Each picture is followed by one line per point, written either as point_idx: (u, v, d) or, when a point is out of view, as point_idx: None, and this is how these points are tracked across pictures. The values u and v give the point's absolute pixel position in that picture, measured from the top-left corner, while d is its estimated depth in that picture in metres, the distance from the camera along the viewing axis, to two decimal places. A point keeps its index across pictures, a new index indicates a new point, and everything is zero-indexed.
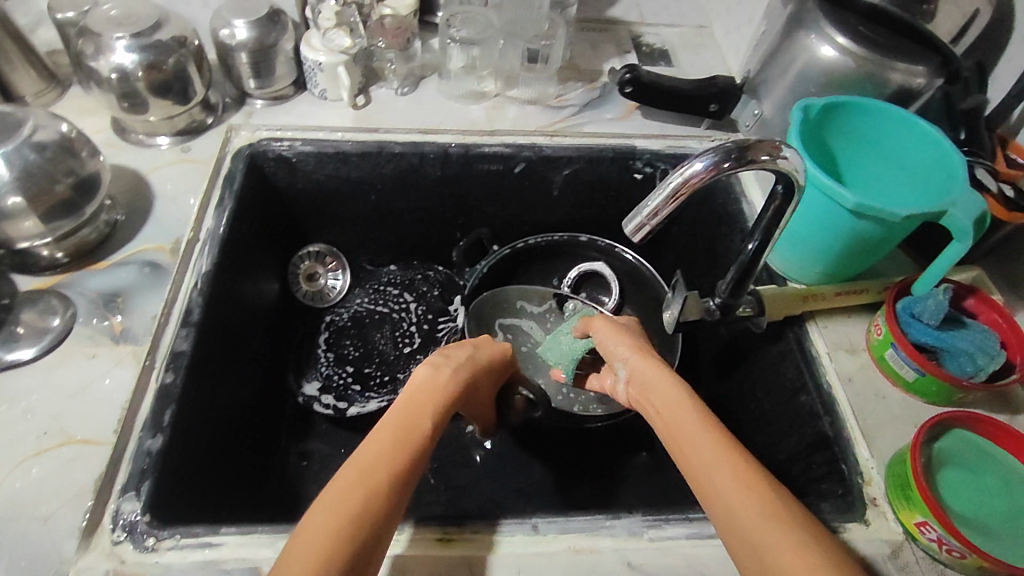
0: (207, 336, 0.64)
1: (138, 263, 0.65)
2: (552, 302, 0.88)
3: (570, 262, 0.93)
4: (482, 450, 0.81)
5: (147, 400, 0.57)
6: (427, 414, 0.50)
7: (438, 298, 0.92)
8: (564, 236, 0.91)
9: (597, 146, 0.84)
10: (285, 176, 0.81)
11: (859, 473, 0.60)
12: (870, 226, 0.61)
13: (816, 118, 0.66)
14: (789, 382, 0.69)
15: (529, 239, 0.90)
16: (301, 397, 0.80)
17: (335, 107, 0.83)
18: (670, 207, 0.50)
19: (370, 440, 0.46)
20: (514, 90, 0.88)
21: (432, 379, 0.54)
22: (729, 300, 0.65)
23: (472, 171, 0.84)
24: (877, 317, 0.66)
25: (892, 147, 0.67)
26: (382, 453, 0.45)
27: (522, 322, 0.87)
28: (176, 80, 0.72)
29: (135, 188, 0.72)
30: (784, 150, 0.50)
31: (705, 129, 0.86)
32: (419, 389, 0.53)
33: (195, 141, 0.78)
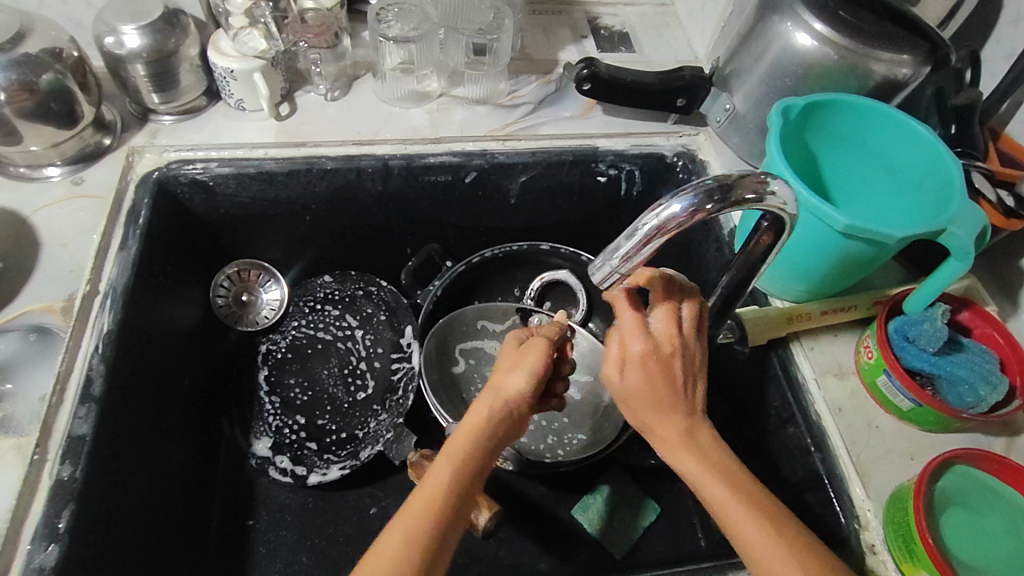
0: (112, 412, 0.55)
1: (21, 329, 0.57)
2: (516, 318, 0.80)
3: (532, 271, 0.84)
4: None
5: (37, 503, 0.49)
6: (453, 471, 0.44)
7: (386, 325, 0.82)
8: (523, 245, 0.82)
9: (556, 149, 0.75)
10: (203, 201, 0.71)
11: (855, 517, 0.55)
12: (862, 246, 0.55)
13: (796, 119, 0.59)
14: (775, 411, 0.64)
15: (486, 252, 0.81)
16: (254, 459, 0.73)
17: (255, 118, 0.72)
18: (644, 251, 0.42)
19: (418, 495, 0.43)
20: (459, 90, 0.78)
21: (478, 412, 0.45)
22: (708, 329, 0.57)
23: (418, 184, 0.75)
24: (866, 337, 0.60)
25: (881, 151, 0.60)
26: (429, 509, 0.42)
27: (484, 345, 0.79)
28: (54, 101, 0.61)
29: (20, 235, 0.61)
30: (770, 185, 0.43)
31: (672, 125, 0.79)
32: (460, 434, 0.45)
33: (90, 170, 0.67)
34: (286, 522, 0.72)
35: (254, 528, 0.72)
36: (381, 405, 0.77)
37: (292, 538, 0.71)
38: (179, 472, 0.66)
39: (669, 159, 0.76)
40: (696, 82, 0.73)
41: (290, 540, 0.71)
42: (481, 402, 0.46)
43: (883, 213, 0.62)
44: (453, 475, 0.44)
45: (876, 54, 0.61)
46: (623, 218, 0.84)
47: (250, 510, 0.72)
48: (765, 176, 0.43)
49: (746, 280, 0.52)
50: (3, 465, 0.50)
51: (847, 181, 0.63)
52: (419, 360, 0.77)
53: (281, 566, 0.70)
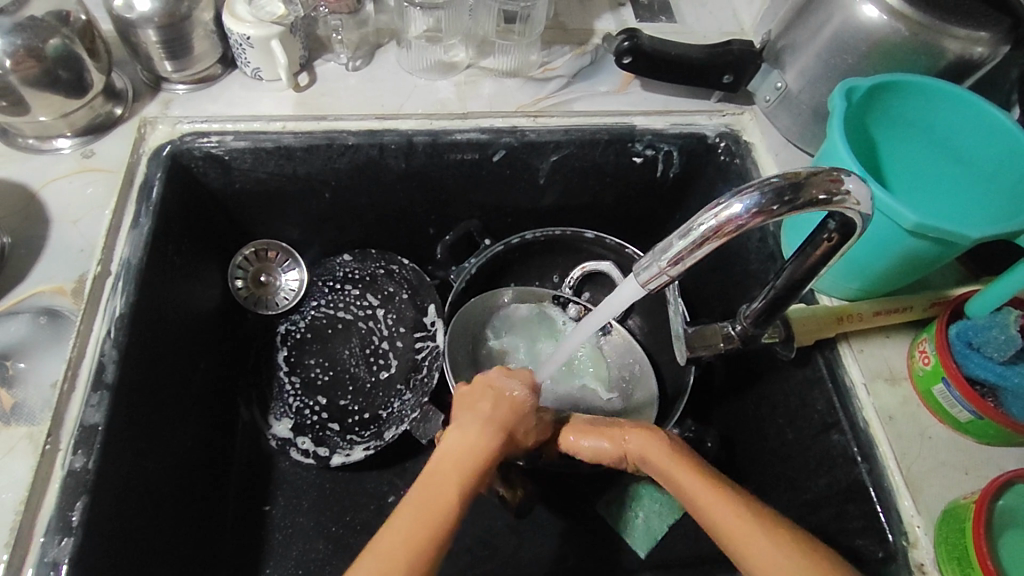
0: (125, 400, 0.53)
1: (31, 311, 0.53)
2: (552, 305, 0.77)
3: (572, 259, 0.80)
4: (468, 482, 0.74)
5: (51, 494, 0.47)
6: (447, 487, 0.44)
7: (408, 304, 0.79)
8: (567, 231, 0.77)
9: (591, 127, 0.71)
10: (218, 175, 0.67)
11: (903, 533, 0.52)
12: (928, 246, 0.50)
13: (859, 102, 0.54)
14: (818, 415, 0.60)
15: (525, 234, 0.76)
16: (275, 440, 0.71)
17: (272, 88, 0.68)
18: (696, 255, 0.39)
19: (415, 515, 0.42)
20: (488, 60, 0.73)
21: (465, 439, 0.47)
22: (753, 330, 0.54)
23: (443, 162, 0.71)
24: (923, 341, 0.56)
25: (947, 139, 0.56)
26: (419, 537, 0.41)
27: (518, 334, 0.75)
28: (63, 68, 0.57)
29: (28, 211, 0.59)
30: (845, 183, 0.38)
31: (715, 103, 0.73)
32: (451, 453, 0.46)
33: (101, 142, 0.64)
34: (303, 508, 0.71)
35: (271, 514, 0.70)
36: (405, 384, 0.75)
37: (310, 525, 0.70)
38: (195, 458, 0.64)
39: (710, 140, 0.71)
40: (744, 56, 0.68)
41: (307, 527, 0.70)
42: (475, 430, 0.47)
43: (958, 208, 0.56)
44: (443, 501, 0.43)
45: (951, 30, 0.55)
46: (656, 202, 0.79)
47: (267, 495, 0.71)
48: (839, 174, 0.38)
49: (794, 289, 0.48)
50: (13, 455, 0.47)
51: (917, 180, 0.58)
52: (444, 339, 0.74)
53: (298, 553, 0.69)
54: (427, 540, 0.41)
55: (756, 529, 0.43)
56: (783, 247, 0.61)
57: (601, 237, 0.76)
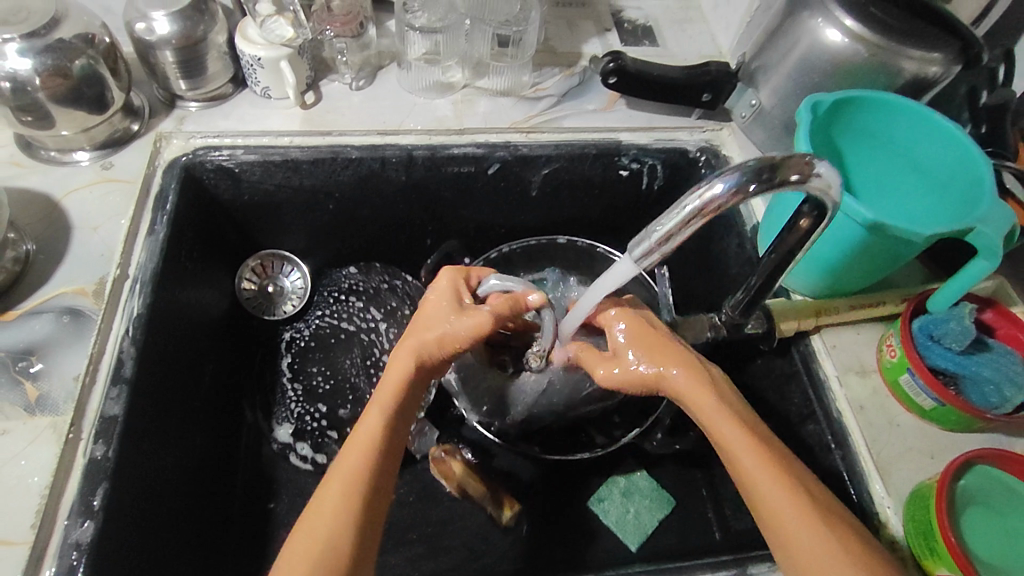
0: (142, 394, 0.56)
1: (55, 311, 0.57)
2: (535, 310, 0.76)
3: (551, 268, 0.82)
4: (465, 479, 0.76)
5: (74, 480, 0.50)
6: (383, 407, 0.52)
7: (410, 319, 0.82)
8: (541, 240, 0.81)
9: (579, 142, 0.75)
10: (228, 187, 0.71)
11: (874, 513, 0.55)
12: (889, 243, 0.55)
13: (824, 115, 0.59)
14: (796, 409, 0.65)
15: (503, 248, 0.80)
16: (276, 445, 0.75)
17: (281, 106, 0.73)
18: (685, 232, 0.43)
19: (353, 442, 0.50)
20: (483, 81, 0.79)
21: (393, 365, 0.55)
22: (737, 319, 0.58)
23: (441, 175, 0.75)
24: (890, 336, 0.60)
25: (907, 148, 0.61)
26: (361, 449, 0.49)
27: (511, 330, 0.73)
28: (87, 86, 0.61)
29: (50, 218, 0.62)
30: (817, 166, 0.43)
31: (696, 119, 0.78)
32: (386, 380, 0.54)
33: (119, 156, 0.67)
34: None
35: (275, 511, 0.72)
36: None
37: None
38: (204, 454, 0.67)
39: (692, 154, 0.76)
40: (722, 76, 0.73)
41: None
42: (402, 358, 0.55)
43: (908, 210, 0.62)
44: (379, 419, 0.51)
45: (907, 51, 0.61)
46: (643, 212, 0.84)
47: (272, 493, 0.73)
48: (811, 158, 0.43)
49: (767, 284, 0.54)
50: (39, 444, 0.50)
51: (874, 182, 0.64)
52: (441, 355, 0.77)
53: None
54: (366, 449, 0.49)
55: (807, 522, 0.44)
56: (759, 244, 0.65)
57: (590, 246, 0.80)
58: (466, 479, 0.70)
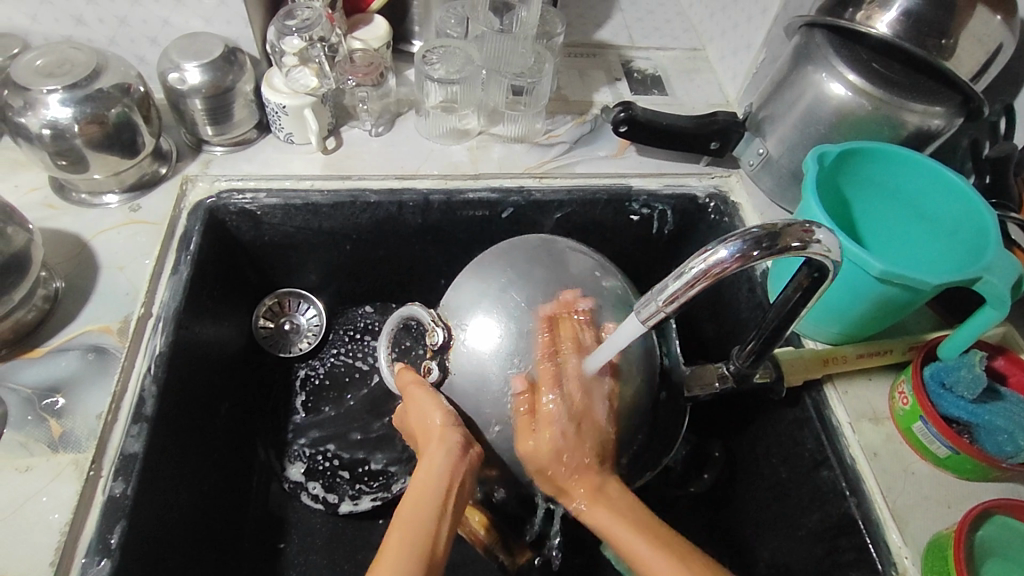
0: (162, 432, 0.57)
1: (80, 348, 0.58)
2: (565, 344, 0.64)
3: None
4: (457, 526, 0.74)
5: (93, 517, 0.50)
6: (429, 510, 0.50)
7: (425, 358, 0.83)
8: None
9: (592, 188, 0.77)
10: (250, 229, 0.73)
11: (892, 563, 0.55)
12: (897, 291, 0.56)
13: (831, 165, 0.61)
14: (809, 454, 0.64)
15: None
16: (287, 483, 0.75)
17: (303, 151, 0.75)
18: (689, 293, 0.44)
19: (392, 538, 0.47)
20: (498, 127, 0.81)
21: (425, 467, 0.53)
22: (746, 368, 0.59)
23: (456, 219, 0.77)
24: (901, 383, 0.61)
25: (912, 198, 0.62)
26: (408, 554, 0.46)
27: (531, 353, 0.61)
28: (121, 132, 0.64)
29: (79, 258, 0.64)
30: (816, 234, 0.44)
31: (704, 166, 0.81)
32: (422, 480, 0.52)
33: (146, 198, 0.70)
34: (317, 547, 0.73)
35: (284, 551, 0.72)
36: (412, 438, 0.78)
37: (322, 563, 0.72)
38: (216, 494, 0.67)
39: (701, 200, 0.78)
40: (730, 125, 0.76)
41: (319, 565, 0.72)
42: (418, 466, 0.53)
43: (926, 255, 0.62)
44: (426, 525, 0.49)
45: (910, 105, 0.63)
46: (653, 256, 0.85)
47: (282, 533, 0.73)
48: (811, 225, 0.44)
49: (774, 337, 0.54)
50: (61, 480, 0.51)
51: (886, 232, 0.65)
52: None
53: None
54: (413, 556, 0.46)
55: None
56: (770, 292, 0.67)
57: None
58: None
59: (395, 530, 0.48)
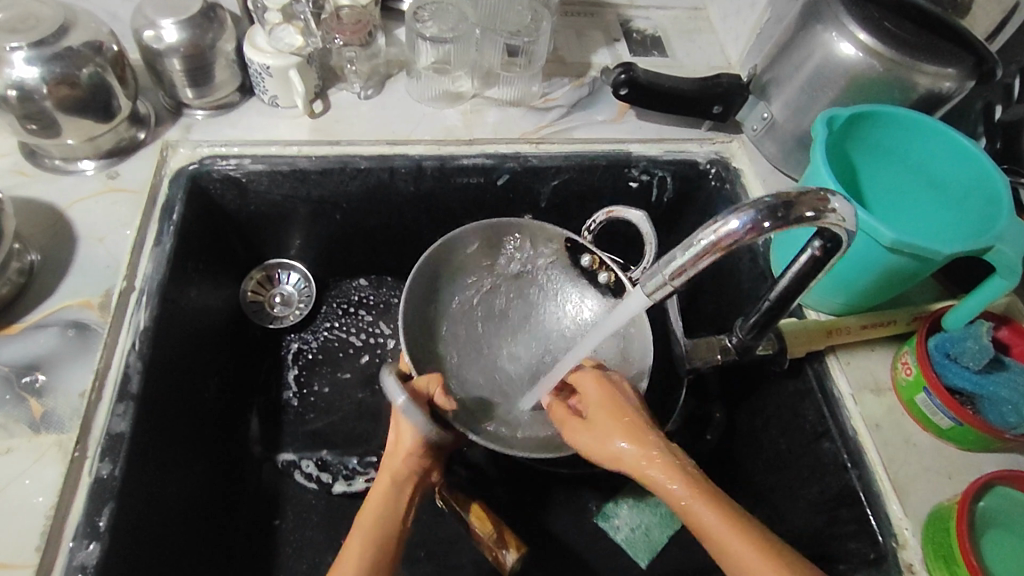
0: (149, 410, 0.55)
1: (60, 324, 0.56)
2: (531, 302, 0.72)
3: None
4: (433, 517, 0.74)
5: (79, 498, 0.48)
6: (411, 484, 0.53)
7: None
8: None
9: (589, 153, 0.75)
10: (234, 197, 0.70)
11: (893, 535, 0.55)
12: (906, 261, 0.54)
13: (839, 131, 0.59)
14: (809, 425, 0.64)
15: None
16: (281, 462, 0.74)
17: (288, 115, 0.72)
18: (698, 266, 0.42)
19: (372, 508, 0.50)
20: (493, 90, 0.78)
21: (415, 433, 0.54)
22: (749, 340, 0.57)
23: (449, 186, 0.74)
24: (905, 354, 0.60)
25: (923, 166, 0.60)
26: (388, 527, 0.50)
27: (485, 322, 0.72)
28: (94, 94, 0.60)
29: (54, 228, 0.61)
30: (831, 202, 0.41)
31: (705, 132, 0.78)
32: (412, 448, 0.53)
33: (124, 165, 0.66)
34: (312, 522, 0.71)
35: (280, 528, 0.70)
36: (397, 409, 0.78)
37: (319, 539, 0.70)
38: (206, 473, 0.65)
39: (702, 166, 0.76)
40: (734, 89, 0.73)
41: (315, 541, 0.70)
42: (378, 480, 0.52)
43: (937, 204, 0.60)
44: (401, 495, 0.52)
45: (922, 66, 0.60)
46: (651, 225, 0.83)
47: (277, 509, 0.71)
48: (826, 194, 0.41)
49: (778, 311, 0.53)
50: (44, 462, 0.49)
51: (892, 201, 0.63)
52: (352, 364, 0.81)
53: (306, 568, 0.69)
54: (393, 527, 0.50)
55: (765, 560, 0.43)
56: (773, 265, 0.65)
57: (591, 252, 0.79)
58: (473, 512, 0.63)
59: (377, 496, 0.51)
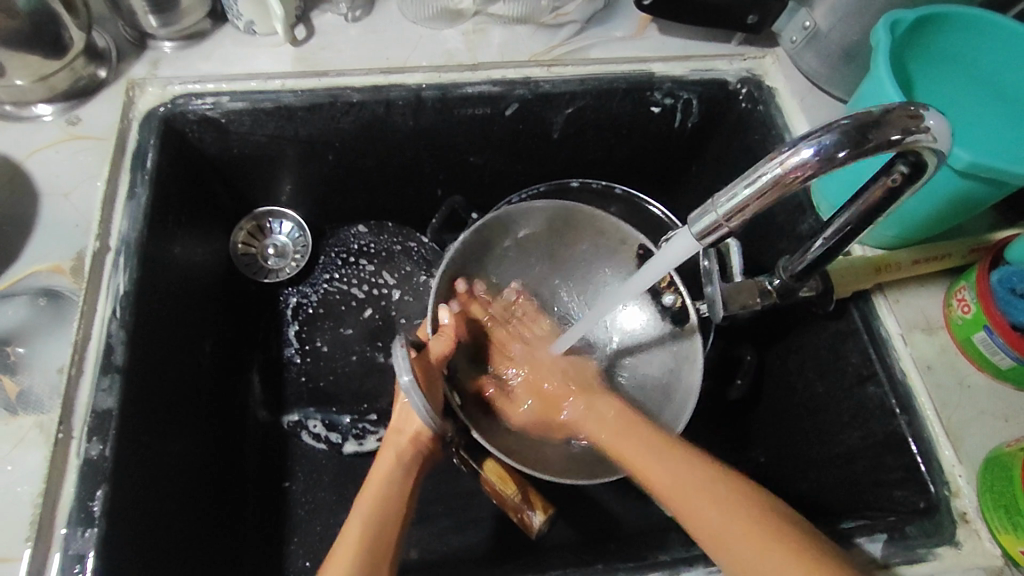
0: (137, 380, 0.51)
1: (28, 293, 0.51)
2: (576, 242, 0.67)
3: None
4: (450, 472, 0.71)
5: (69, 482, 0.46)
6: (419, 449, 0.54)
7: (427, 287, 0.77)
8: (552, 185, 0.73)
9: (607, 75, 0.67)
10: (214, 140, 0.63)
11: (946, 483, 0.51)
12: (977, 187, 0.48)
13: (902, 37, 0.51)
14: (851, 368, 0.59)
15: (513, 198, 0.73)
16: (286, 423, 0.70)
17: (267, 43, 0.63)
18: (759, 205, 0.36)
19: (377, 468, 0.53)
20: (497, 6, 0.67)
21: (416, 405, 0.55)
22: (792, 283, 0.52)
23: (453, 119, 0.67)
24: (962, 289, 0.55)
25: (987, 74, 0.53)
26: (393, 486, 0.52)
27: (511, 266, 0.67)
28: (40, 27, 0.52)
29: (13, 185, 0.55)
30: (923, 121, 0.35)
31: (736, 47, 0.69)
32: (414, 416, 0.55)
33: (85, 108, 0.59)
34: (324, 483, 0.69)
35: (291, 490, 0.68)
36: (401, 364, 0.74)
37: (332, 499, 0.68)
38: (208, 439, 0.62)
39: (732, 86, 0.68)
40: None
41: (329, 502, 0.69)
42: (382, 458, 0.54)
43: (1018, 137, 0.51)
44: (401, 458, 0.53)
45: None
46: (673, 153, 0.76)
47: (286, 471, 0.69)
48: (916, 110, 0.35)
49: (832, 252, 0.47)
50: (26, 446, 0.46)
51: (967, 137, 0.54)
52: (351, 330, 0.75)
53: (322, 530, 0.67)
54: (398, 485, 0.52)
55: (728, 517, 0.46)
56: (822, 204, 0.58)
57: (609, 185, 0.74)
58: (492, 471, 0.60)
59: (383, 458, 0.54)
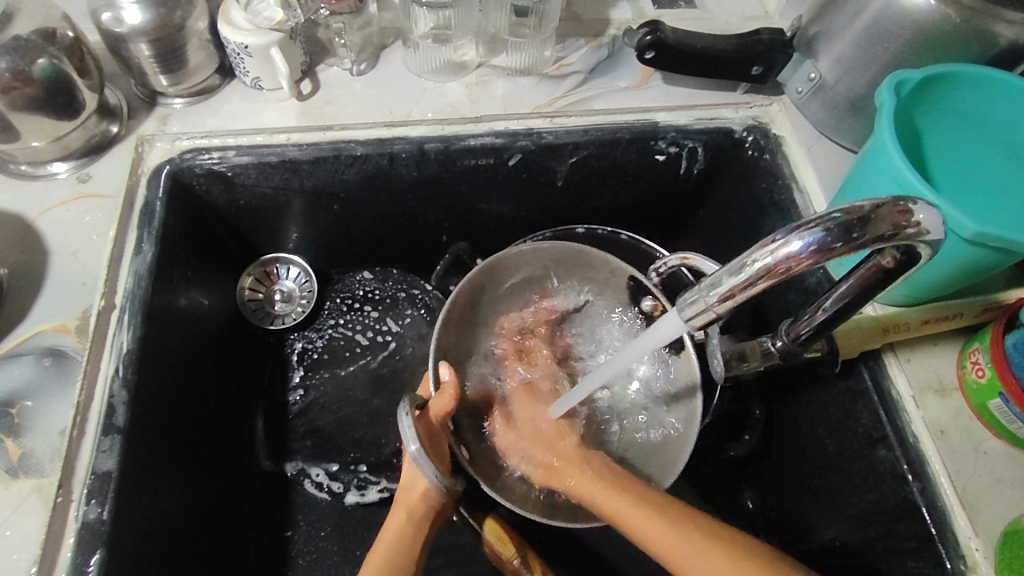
0: (138, 439, 0.52)
1: (35, 352, 0.52)
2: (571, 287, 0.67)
3: None
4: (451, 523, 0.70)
5: (68, 545, 0.46)
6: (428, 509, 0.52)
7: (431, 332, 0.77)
8: (556, 232, 0.73)
9: (611, 125, 0.66)
10: (222, 193, 0.64)
11: (960, 557, 0.49)
12: (986, 254, 0.46)
13: (908, 95, 0.50)
14: (862, 429, 0.57)
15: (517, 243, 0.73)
16: (290, 470, 0.70)
17: (273, 98, 0.64)
18: (748, 293, 0.36)
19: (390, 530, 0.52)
20: (499, 58, 0.69)
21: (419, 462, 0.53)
22: (794, 346, 0.51)
23: (456, 169, 0.67)
24: (975, 351, 0.53)
25: (996, 130, 0.52)
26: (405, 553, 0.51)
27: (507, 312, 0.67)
28: (52, 92, 0.54)
29: (25, 242, 0.56)
30: (915, 215, 0.34)
31: (742, 95, 0.69)
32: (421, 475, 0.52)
33: (97, 165, 0.60)
34: (326, 532, 0.69)
35: (292, 539, 0.69)
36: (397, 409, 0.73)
37: (333, 549, 0.68)
38: (209, 490, 0.62)
39: (737, 135, 0.67)
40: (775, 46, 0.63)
41: (331, 551, 0.68)
42: (395, 516, 0.53)
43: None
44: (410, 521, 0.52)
45: (1004, 14, 0.50)
46: (679, 199, 0.76)
47: (288, 519, 0.69)
48: (908, 206, 0.34)
49: (836, 319, 0.46)
50: (25, 510, 0.46)
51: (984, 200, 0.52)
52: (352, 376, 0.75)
53: None
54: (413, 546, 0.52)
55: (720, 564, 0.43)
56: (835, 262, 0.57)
57: (614, 233, 0.72)
58: (492, 532, 0.61)
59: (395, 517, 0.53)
